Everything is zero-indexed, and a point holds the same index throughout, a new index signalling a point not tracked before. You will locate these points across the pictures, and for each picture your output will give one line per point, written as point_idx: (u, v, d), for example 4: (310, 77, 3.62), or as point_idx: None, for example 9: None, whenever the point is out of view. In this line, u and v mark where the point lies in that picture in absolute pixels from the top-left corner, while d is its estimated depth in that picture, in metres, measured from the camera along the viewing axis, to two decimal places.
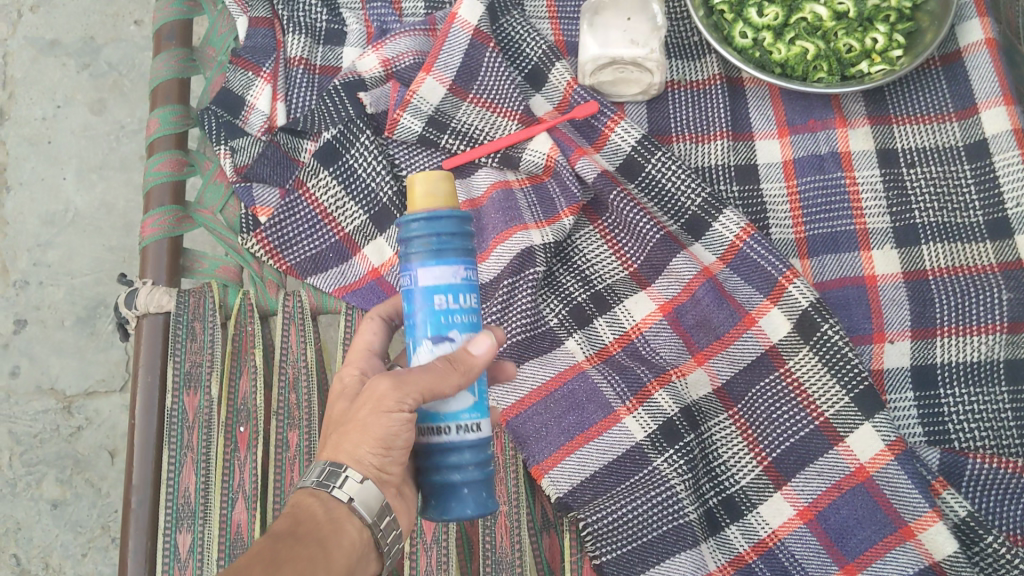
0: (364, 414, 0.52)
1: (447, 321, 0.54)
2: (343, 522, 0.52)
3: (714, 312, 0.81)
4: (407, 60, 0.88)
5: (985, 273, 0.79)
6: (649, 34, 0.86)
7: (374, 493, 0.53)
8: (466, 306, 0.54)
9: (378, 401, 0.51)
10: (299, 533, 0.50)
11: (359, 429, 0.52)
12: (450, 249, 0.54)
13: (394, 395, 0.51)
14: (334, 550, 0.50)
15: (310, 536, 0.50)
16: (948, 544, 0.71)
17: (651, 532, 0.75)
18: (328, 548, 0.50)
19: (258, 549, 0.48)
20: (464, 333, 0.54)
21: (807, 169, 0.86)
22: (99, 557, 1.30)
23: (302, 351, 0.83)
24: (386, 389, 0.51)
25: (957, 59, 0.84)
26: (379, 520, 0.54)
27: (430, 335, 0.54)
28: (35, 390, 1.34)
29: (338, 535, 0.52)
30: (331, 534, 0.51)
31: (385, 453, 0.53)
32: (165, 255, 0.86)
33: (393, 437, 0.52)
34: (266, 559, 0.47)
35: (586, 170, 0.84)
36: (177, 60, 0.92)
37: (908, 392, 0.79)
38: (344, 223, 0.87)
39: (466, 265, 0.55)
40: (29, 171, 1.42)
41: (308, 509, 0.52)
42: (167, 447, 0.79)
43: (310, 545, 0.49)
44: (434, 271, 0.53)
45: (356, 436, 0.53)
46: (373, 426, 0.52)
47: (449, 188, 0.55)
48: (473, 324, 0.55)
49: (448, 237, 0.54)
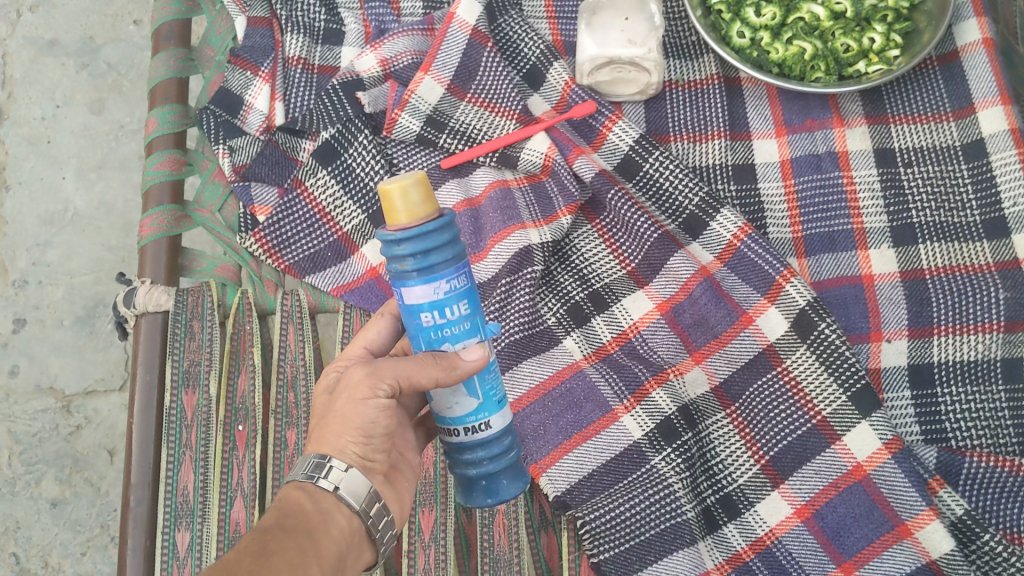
0: (343, 403, 0.54)
1: (433, 335, 0.52)
2: (330, 512, 0.53)
3: (711, 312, 0.81)
4: (405, 60, 0.89)
5: (981, 273, 0.79)
6: (647, 33, 0.86)
7: (359, 480, 0.54)
8: (456, 318, 0.52)
9: (355, 388, 0.54)
10: (288, 524, 0.51)
11: (340, 419, 0.54)
12: (432, 264, 0.51)
13: (368, 381, 0.53)
14: (323, 539, 0.51)
15: (299, 526, 0.51)
16: (945, 542, 0.71)
17: (648, 531, 0.75)
18: (317, 538, 0.51)
19: (247, 542, 0.48)
20: (456, 343, 0.53)
21: (804, 169, 0.86)
22: (99, 556, 1.30)
23: (301, 350, 0.83)
24: (362, 377, 0.54)
25: (954, 60, 0.84)
26: (368, 508, 0.55)
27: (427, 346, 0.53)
28: (35, 389, 1.34)
29: (326, 525, 0.52)
30: (319, 525, 0.52)
31: (367, 441, 0.55)
32: (164, 254, 0.86)
33: (374, 425, 0.54)
34: (254, 551, 0.47)
35: (584, 169, 0.84)
36: (176, 60, 0.93)
37: (905, 391, 0.79)
38: (342, 222, 0.87)
39: (448, 278, 0.51)
40: (28, 171, 1.42)
41: (294, 501, 0.53)
42: (166, 445, 0.80)
43: (298, 535, 0.50)
44: (413, 292, 0.51)
45: (338, 426, 0.54)
46: (349, 415, 0.54)
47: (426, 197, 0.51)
48: (468, 332, 0.53)
49: (417, 255, 0.50)
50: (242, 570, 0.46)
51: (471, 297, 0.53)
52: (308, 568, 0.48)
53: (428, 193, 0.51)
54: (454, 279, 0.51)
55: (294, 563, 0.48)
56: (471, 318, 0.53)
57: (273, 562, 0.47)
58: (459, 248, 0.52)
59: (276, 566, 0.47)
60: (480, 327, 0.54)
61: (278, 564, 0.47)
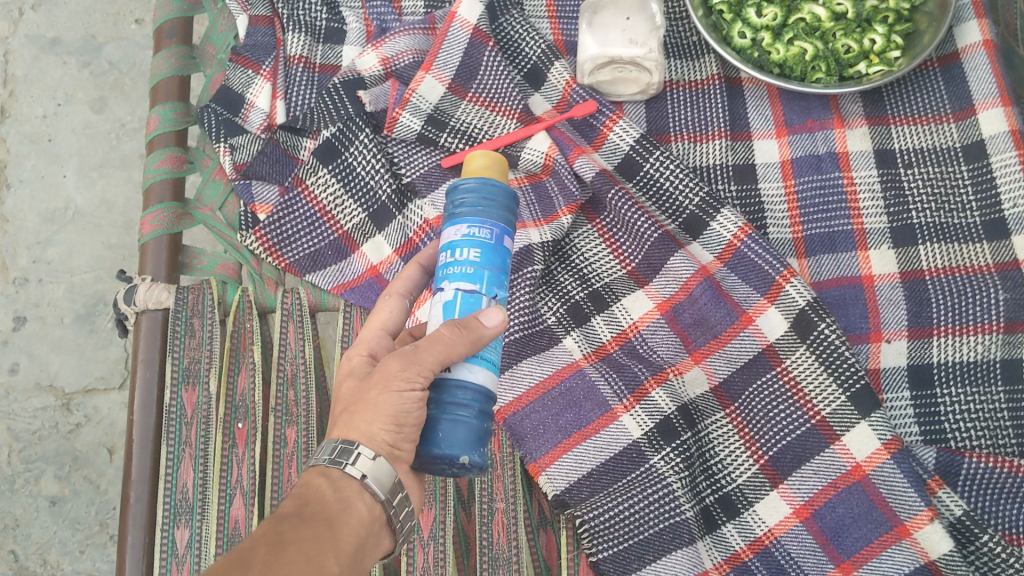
0: (374, 394, 0.52)
1: (446, 270, 0.55)
2: (352, 500, 0.53)
3: (711, 311, 0.82)
4: (406, 59, 0.89)
5: (981, 273, 0.79)
6: (647, 32, 0.87)
7: (386, 470, 0.53)
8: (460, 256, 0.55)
9: (389, 380, 0.52)
10: (305, 514, 0.50)
11: (372, 408, 0.52)
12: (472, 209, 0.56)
13: (404, 374, 0.51)
14: (341, 528, 0.51)
15: (318, 516, 0.51)
16: (943, 542, 0.71)
17: (646, 530, 0.75)
18: (337, 527, 0.50)
19: (264, 530, 0.48)
20: (453, 283, 0.55)
21: (804, 169, 0.87)
22: (97, 555, 1.30)
23: (301, 348, 0.83)
24: (397, 369, 0.52)
25: (955, 61, 0.84)
26: (392, 498, 0.54)
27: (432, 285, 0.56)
28: (35, 387, 1.35)
29: (346, 514, 0.52)
30: (340, 512, 0.52)
31: (397, 429, 0.52)
32: (164, 252, 0.86)
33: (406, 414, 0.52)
34: (270, 539, 0.48)
35: (585, 169, 0.84)
36: (178, 58, 0.93)
37: (904, 391, 0.79)
38: (343, 221, 0.87)
39: (472, 222, 0.55)
40: (29, 169, 1.42)
41: (316, 489, 0.52)
42: (165, 442, 0.79)
43: (317, 525, 0.50)
44: (448, 228, 0.57)
45: (369, 413, 0.52)
46: (384, 404, 0.52)
47: (501, 166, 0.59)
48: (467, 277, 0.54)
49: (469, 195, 0.56)
50: (256, 560, 0.46)
51: (486, 252, 0.55)
52: (324, 559, 0.48)
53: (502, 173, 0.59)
54: (474, 226, 0.55)
55: (309, 554, 0.48)
56: (477, 267, 0.55)
57: (288, 554, 0.47)
58: (492, 214, 0.56)
59: (291, 557, 0.47)
60: (483, 284, 0.55)
61: (293, 555, 0.47)
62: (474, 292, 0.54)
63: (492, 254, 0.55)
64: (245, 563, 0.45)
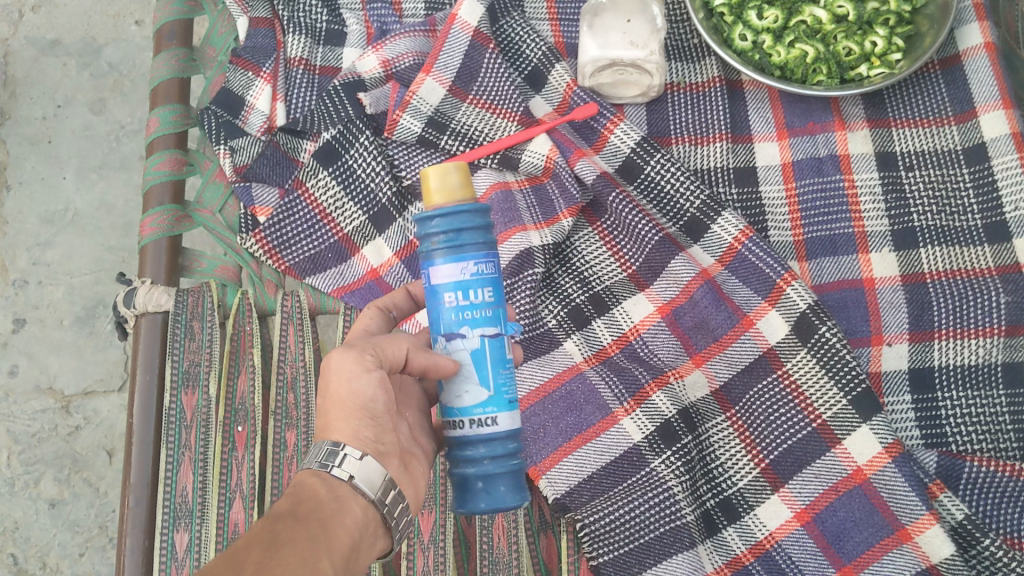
0: (333, 387, 0.53)
1: (459, 318, 0.54)
2: (347, 501, 0.51)
3: (712, 315, 0.81)
4: (406, 61, 0.89)
5: (983, 276, 0.79)
6: (648, 36, 0.86)
7: (375, 469, 0.53)
8: (478, 301, 0.54)
9: (341, 370, 0.53)
10: (300, 514, 0.49)
11: (338, 403, 0.53)
12: (447, 248, 0.53)
13: (353, 360, 0.53)
14: (336, 530, 0.49)
15: (313, 519, 0.49)
16: (945, 546, 0.71)
17: (648, 534, 0.75)
18: (330, 527, 0.49)
19: (257, 533, 0.46)
20: (477, 330, 0.54)
21: (806, 172, 0.86)
22: (96, 558, 1.30)
23: (301, 351, 0.83)
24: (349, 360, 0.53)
25: (955, 63, 0.84)
26: (384, 496, 0.53)
27: (445, 332, 0.54)
28: (34, 389, 1.34)
29: (340, 514, 0.50)
30: (334, 512, 0.50)
31: (374, 422, 0.54)
32: (164, 255, 0.86)
33: (373, 401, 0.54)
34: (264, 542, 0.45)
35: (586, 172, 0.84)
36: (178, 60, 0.93)
37: (906, 395, 0.79)
38: (344, 223, 0.87)
39: (477, 259, 0.53)
40: (29, 170, 1.42)
41: (308, 488, 0.51)
42: (165, 446, 0.79)
43: (312, 527, 0.48)
44: (436, 273, 0.54)
45: (336, 411, 0.53)
46: (349, 399, 0.53)
47: (464, 179, 0.55)
48: (487, 320, 0.54)
49: (436, 227, 0.54)
50: (251, 561, 0.44)
51: (495, 286, 0.54)
52: (320, 560, 0.46)
53: (464, 178, 0.55)
54: (481, 260, 0.53)
55: (305, 555, 0.45)
56: (494, 308, 0.54)
57: (282, 554, 0.45)
58: (489, 240, 0.54)
59: (285, 557, 0.44)
60: (501, 323, 0.55)
61: (288, 554, 0.45)
62: (497, 335, 0.55)
63: (501, 292, 0.55)
64: (237, 565, 0.43)
